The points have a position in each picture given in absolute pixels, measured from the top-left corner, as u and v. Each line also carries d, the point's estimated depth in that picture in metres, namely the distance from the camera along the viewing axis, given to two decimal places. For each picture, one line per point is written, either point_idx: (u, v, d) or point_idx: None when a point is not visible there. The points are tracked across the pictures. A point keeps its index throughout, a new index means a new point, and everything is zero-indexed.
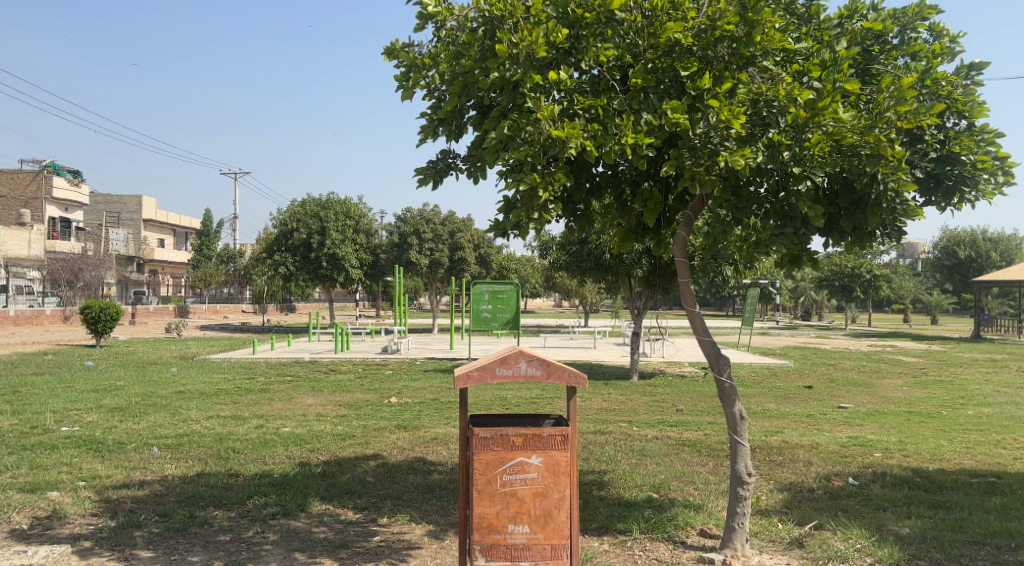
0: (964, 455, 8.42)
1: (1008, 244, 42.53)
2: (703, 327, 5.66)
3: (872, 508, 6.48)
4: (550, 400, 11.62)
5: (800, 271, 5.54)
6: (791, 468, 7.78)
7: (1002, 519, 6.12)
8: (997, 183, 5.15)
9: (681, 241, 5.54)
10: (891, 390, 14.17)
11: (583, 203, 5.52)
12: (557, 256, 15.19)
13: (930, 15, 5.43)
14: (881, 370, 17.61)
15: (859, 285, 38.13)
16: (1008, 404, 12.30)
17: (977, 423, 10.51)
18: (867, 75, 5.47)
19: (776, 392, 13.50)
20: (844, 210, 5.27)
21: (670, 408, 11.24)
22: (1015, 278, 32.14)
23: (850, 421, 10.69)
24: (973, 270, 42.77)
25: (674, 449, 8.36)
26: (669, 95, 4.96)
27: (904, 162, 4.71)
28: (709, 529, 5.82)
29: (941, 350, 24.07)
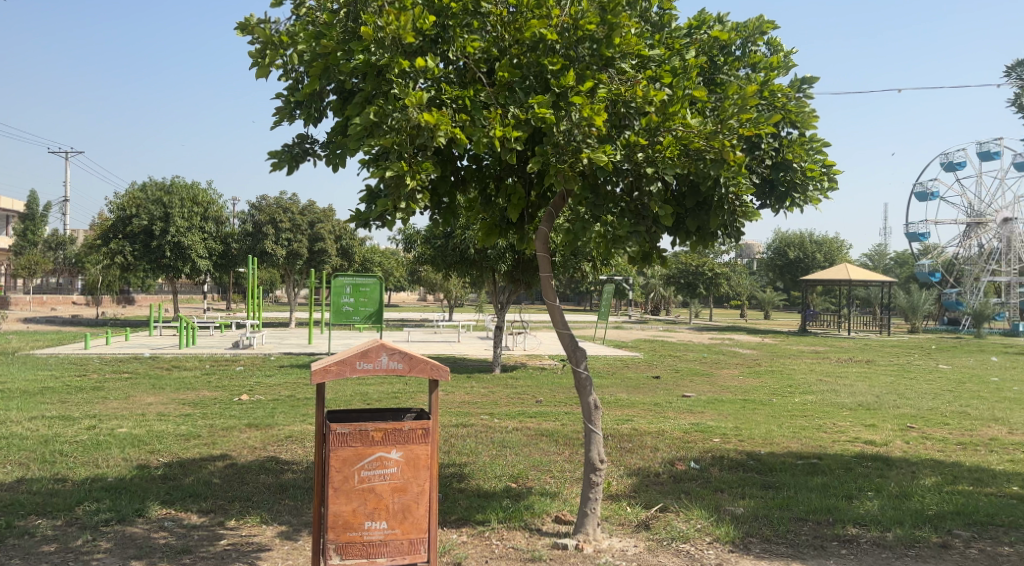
0: (791, 439, 9.18)
1: (831, 246, 46.71)
2: (562, 320, 5.78)
3: (711, 490, 6.92)
4: (411, 394, 11.53)
5: (651, 268, 5.77)
6: (639, 454, 8.16)
7: (823, 496, 6.72)
8: (823, 189, 5.63)
9: (542, 236, 5.61)
10: (729, 380, 15.22)
11: (448, 195, 5.49)
12: (421, 250, 15.02)
13: (767, 30, 5.82)
14: (721, 361, 18.90)
15: (703, 282, 40.60)
16: (827, 391, 13.57)
17: (803, 409, 11.48)
18: (713, 83, 5.78)
19: (628, 382, 14.13)
20: (690, 210, 5.54)
21: (530, 400, 11.47)
22: (836, 278, 35.29)
23: (693, 408, 11.38)
24: (801, 270, 46.68)
25: (533, 440, 8.53)
26: (534, 90, 5.04)
27: (744, 168, 5.04)
28: (563, 515, 5.97)
29: (771, 343, 26.15)
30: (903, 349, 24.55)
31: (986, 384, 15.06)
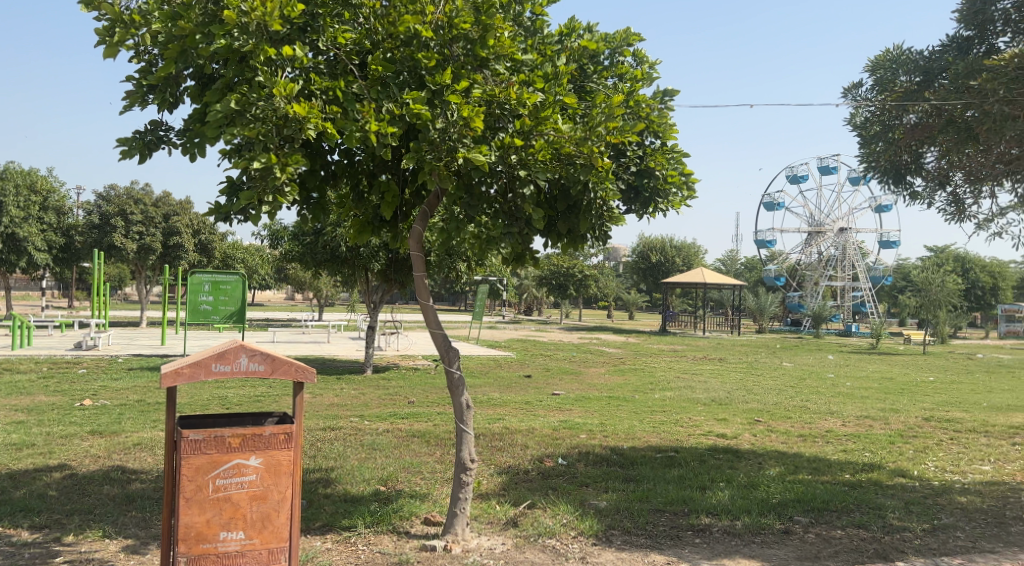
0: (652, 434, 9.59)
1: (689, 250, 49.05)
2: (435, 319, 5.73)
3: (577, 485, 7.10)
4: (275, 397, 11.08)
5: (523, 269, 5.83)
6: (509, 452, 8.24)
7: (680, 488, 7.05)
8: (683, 197, 5.90)
9: (416, 236, 5.54)
10: (596, 377, 15.72)
11: (317, 190, 5.30)
12: (288, 247, 14.45)
13: (634, 42, 6.04)
14: (589, 360, 19.49)
15: (572, 283, 41.66)
16: (685, 388, 14.29)
17: (663, 405, 12.02)
18: (582, 91, 5.92)
19: (499, 381, 14.27)
20: (561, 214, 5.66)
21: (401, 401, 11.33)
22: (695, 280, 37.25)
23: (562, 406, 11.64)
24: (663, 273, 48.84)
25: (403, 441, 8.42)
26: (408, 87, 4.97)
27: (612, 174, 5.20)
28: (432, 517, 5.93)
29: (635, 342, 27.29)
30: (753, 347, 26.32)
31: (824, 379, 16.40)
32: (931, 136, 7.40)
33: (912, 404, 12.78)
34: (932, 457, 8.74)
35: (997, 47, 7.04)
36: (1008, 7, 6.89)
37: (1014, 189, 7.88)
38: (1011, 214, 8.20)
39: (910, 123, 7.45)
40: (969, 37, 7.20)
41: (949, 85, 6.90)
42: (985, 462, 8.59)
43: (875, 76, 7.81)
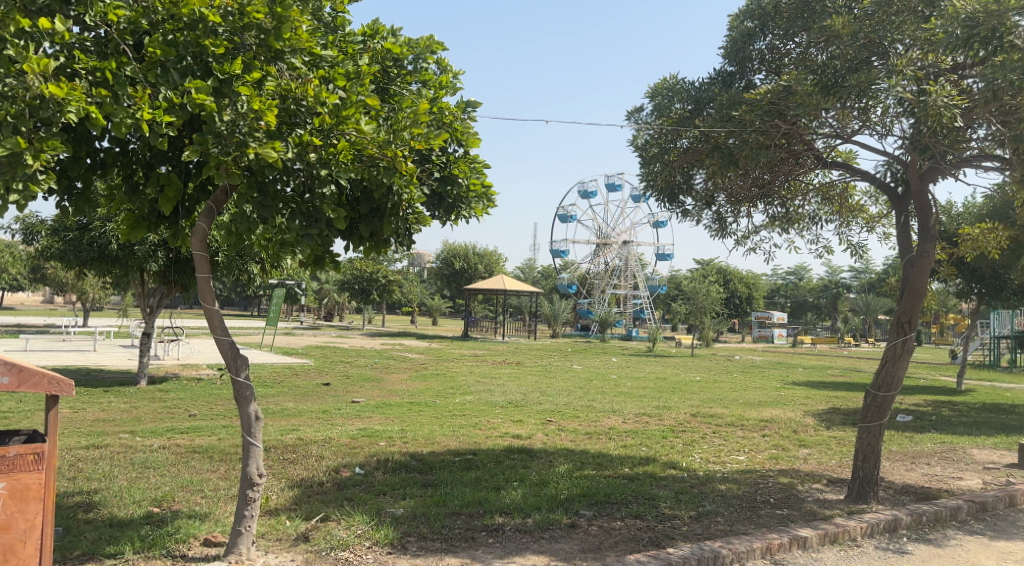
0: (451, 438, 9.65)
1: (491, 258, 50.16)
2: (221, 325, 5.36)
3: (373, 494, 6.96)
4: (27, 414, 9.75)
5: (322, 272, 5.61)
6: (302, 464, 7.90)
7: (476, 490, 7.15)
8: (486, 205, 6.01)
9: (200, 234, 5.17)
10: (397, 384, 15.58)
11: (82, 180, 4.74)
12: (46, 244, 12.82)
13: (437, 50, 6.04)
14: (390, 366, 19.29)
15: (375, 288, 41.02)
16: (484, 392, 14.60)
17: (462, 409, 12.17)
18: (385, 94, 5.81)
19: (293, 390, 13.67)
20: (363, 216, 5.50)
21: (182, 414, 10.47)
22: (495, 287, 38.20)
23: (360, 413, 11.38)
24: (465, 279, 49.55)
25: (182, 458, 7.78)
26: (193, 74, 4.61)
27: (415, 179, 5.16)
28: (213, 537, 5.52)
29: (438, 347, 27.47)
30: (547, 352, 27.59)
31: (609, 380, 17.51)
32: (701, 161, 8.16)
33: (684, 402, 14.02)
34: (698, 450, 9.63)
35: (755, 82, 7.92)
36: (763, 47, 7.75)
37: (765, 209, 8.90)
38: (763, 232, 9.27)
39: (682, 147, 8.16)
40: (732, 72, 8.05)
41: (715, 114, 7.64)
42: (742, 452, 9.62)
43: (654, 102, 8.47)
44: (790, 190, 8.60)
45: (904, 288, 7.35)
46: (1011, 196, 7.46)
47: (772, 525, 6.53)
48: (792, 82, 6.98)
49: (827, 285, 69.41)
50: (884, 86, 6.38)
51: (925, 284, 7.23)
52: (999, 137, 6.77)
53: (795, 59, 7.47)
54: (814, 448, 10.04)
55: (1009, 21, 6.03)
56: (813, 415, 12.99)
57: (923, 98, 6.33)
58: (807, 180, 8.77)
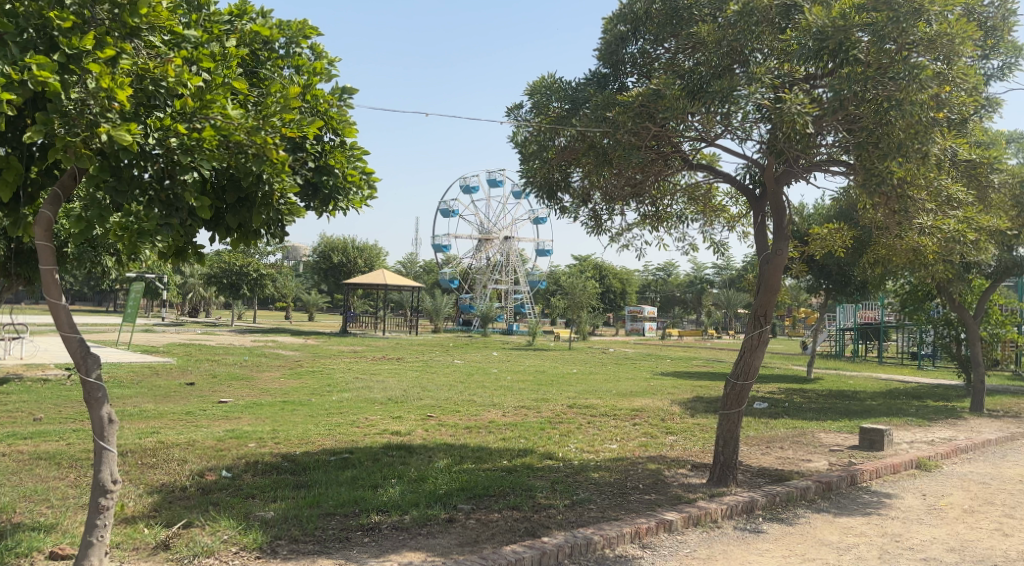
0: (325, 437, 9.40)
1: (369, 253, 49.26)
2: (69, 322, 4.95)
3: (241, 497, 6.67)
4: None
5: (186, 264, 5.28)
6: (163, 469, 7.46)
7: (351, 489, 6.99)
8: (363, 196, 5.87)
9: (44, 222, 4.75)
10: (269, 382, 15.02)
11: None
12: None
13: (310, 34, 5.83)
14: (261, 364, 18.55)
15: (246, 282, 39.31)
16: (362, 389, 14.33)
17: (338, 407, 11.88)
18: (254, 78, 5.55)
19: (154, 391, 12.87)
20: (229, 206, 5.22)
21: (25, 419, 9.62)
22: (375, 281, 37.56)
23: (228, 414, 10.88)
24: (342, 273, 48.40)
25: (25, 466, 7.14)
26: (35, 48, 4.24)
27: (287, 168, 4.97)
28: (60, 549, 5.11)
29: (313, 344, 26.69)
30: (428, 347, 27.42)
31: (489, 375, 17.64)
32: (577, 159, 8.33)
33: (561, 394, 14.34)
34: (574, 440, 9.86)
35: (627, 85, 8.17)
36: (635, 51, 8.02)
37: (637, 208, 9.23)
38: (635, 230, 9.60)
39: (560, 146, 8.31)
40: (606, 74, 8.26)
41: (590, 113, 7.81)
42: (614, 441, 9.94)
43: (533, 99, 8.53)
44: (660, 190, 8.95)
45: (761, 284, 7.82)
46: (854, 199, 8.10)
47: (642, 510, 6.78)
48: (661, 86, 7.25)
49: (694, 280, 72.95)
50: (743, 93, 6.74)
51: (779, 280, 7.72)
52: (846, 144, 7.33)
53: (665, 63, 7.81)
54: (680, 435, 10.52)
55: (853, 36, 6.53)
56: (680, 404, 13.62)
57: (779, 105, 6.74)
58: (675, 180, 9.16)
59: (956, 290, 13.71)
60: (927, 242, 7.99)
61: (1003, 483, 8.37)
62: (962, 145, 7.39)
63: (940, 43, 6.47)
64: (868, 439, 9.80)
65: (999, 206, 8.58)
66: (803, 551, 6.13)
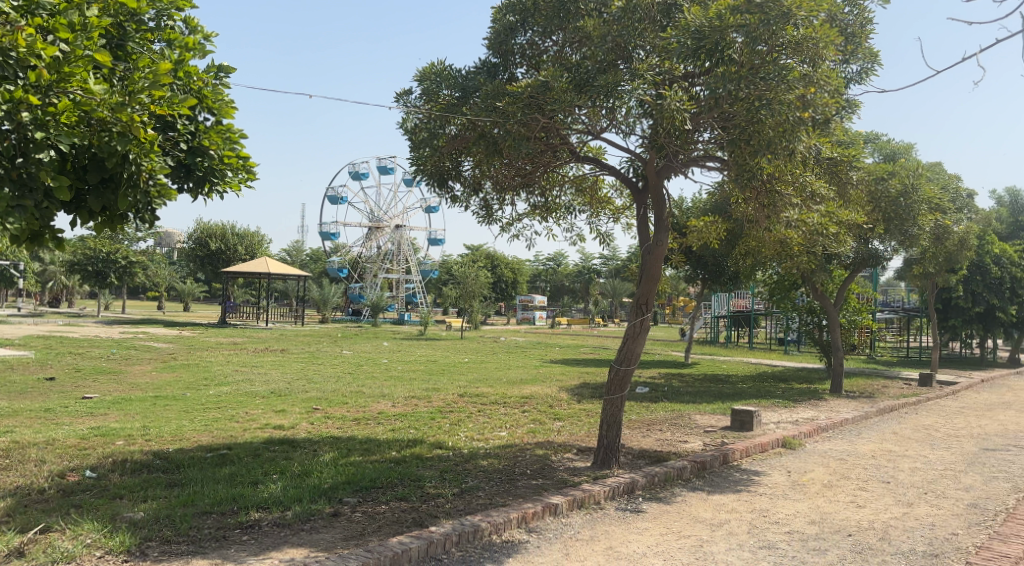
0: (202, 433, 8.98)
1: (251, 240, 47.38)
2: None
3: (107, 498, 6.28)
4: None
5: (42, 251, 4.87)
6: (18, 471, 6.90)
7: (230, 486, 6.73)
8: (240, 180, 5.62)
9: None
10: (139, 376, 14.19)
11: None
12: None
13: (183, 7, 5.52)
14: (131, 357, 17.50)
15: (113, 270, 36.90)
16: (242, 381, 13.79)
17: (216, 401, 11.39)
18: (119, 51, 5.20)
19: (8, 388, 11.88)
20: (92, 187, 4.84)
21: None
22: (257, 270, 36.17)
23: (93, 410, 10.19)
24: (221, 261, 46.29)
25: None
26: None
27: (156, 148, 4.70)
28: None
29: (189, 336, 25.42)
30: (313, 338, 26.69)
31: (377, 365, 17.41)
32: (468, 148, 8.23)
33: (450, 383, 14.35)
34: (463, 428, 9.89)
35: (517, 75, 8.21)
36: (523, 41, 8.09)
37: (527, 198, 9.31)
38: (525, 220, 9.68)
39: (451, 134, 8.17)
40: (496, 63, 8.25)
41: (480, 103, 7.78)
42: (503, 428, 10.04)
43: (423, 86, 8.37)
44: (548, 181, 9.06)
45: (642, 274, 8.10)
46: (727, 193, 8.50)
47: (528, 495, 6.89)
48: (549, 77, 7.30)
49: (582, 270, 74.62)
50: (627, 88, 6.94)
51: (659, 270, 8.02)
52: (721, 141, 7.68)
53: (553, 56, 7.92)
54: (567, 420, 10.76)
55: (728, 36, 6.82)
56: (567, 390, 13.94)
57: (660, 102, 6.96)
58: (563, 172, 9.30)
59: (819, 280, 14.68)
60: (793, 235, 8.52)
61: (858, 458, 9.06)
62: (824, 144, 7.90)
63: (805, 46, 6.95)
64: (739, 420, 10.37)
65: (856, 202, 9.24)
66: (679, 528, 6.41)
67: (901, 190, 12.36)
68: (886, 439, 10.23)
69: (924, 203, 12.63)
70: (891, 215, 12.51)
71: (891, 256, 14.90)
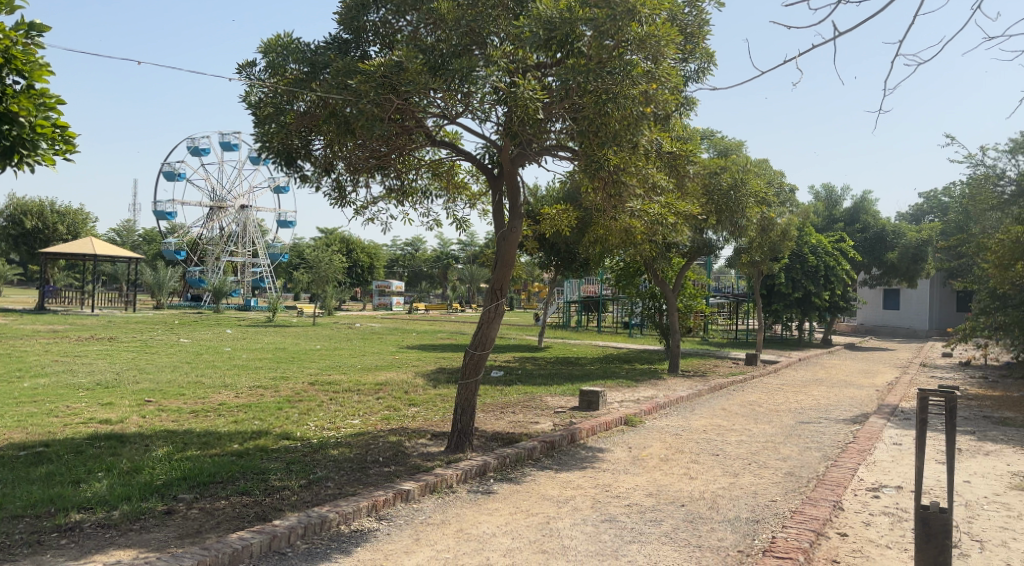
0: (14, 429, 8.15)
1: (74, 218, 43.43)
2: None
3: None
4: None
5: None
6: None
7: (46, 487, 6.16)
8: (57, 151, 5.13)
9: None
10: None
11: None
12: None
13: None
14: None
15: None
16: (64, 372, 12.66)
17: (32, 394, 10.38)
18: None
19: None
20: None
21: None
22: (82, 251, 33.23)
23: None
24: (39, 241, 42.09)
25: None
26: None
27: None
28: None
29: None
30: (147, 325, 24.95)
31: (220, 353, 16.55)
32: (317, 126, 8.04)
33: (299, 371, 13.89)
34: (312, 417, 9.61)
35: (369, 54, 8.01)
36: (376, 20, 7.89)
37: (382, 181, 9.13)
38: (380, 203, 9.49)
39: (300, 110, 7.94)
40: (348, 40, 8.02)
41: (330, 80, 7.52)
42: (355, 415, 9.85)
43: (268, 58, 7.95)
44: (404, 164, 8.91)
45: (497, 260, 8.19)
46: (578, 183, 8.75)
47: (379, 482, 6.81)
48: (404, 58, 7.16)
49: (439, 256, 74.42)
50: (482, 75, 6.98)
51: (513, 255, 8.15)
52: (571, 132, 7.88)
53: (405, 36, 7.79)
54: (421, 406, 10.73)
55: (577, 30, 7.02)
56: (421, 376, 13.91)
57: (513, 89, 7.05)
58: (419, 155, 9.20)
59: (660, 267, 15.48)
60: (638, 224, 8.93)
61: (692, 433, 9.68)
62: (665, 139, 8.33)
63: (649, 44, 7.19)
64: (586, 401, 10.77)
65: (692, 193, 9.82)
66: (527, 507, 6.56)
67: (732, 184, 13.26)
68: (717, 415, 11.00)
69: (751, 196, 13.61)
70: (723, 207, 13.41)
71: (723, 245, 15.98)
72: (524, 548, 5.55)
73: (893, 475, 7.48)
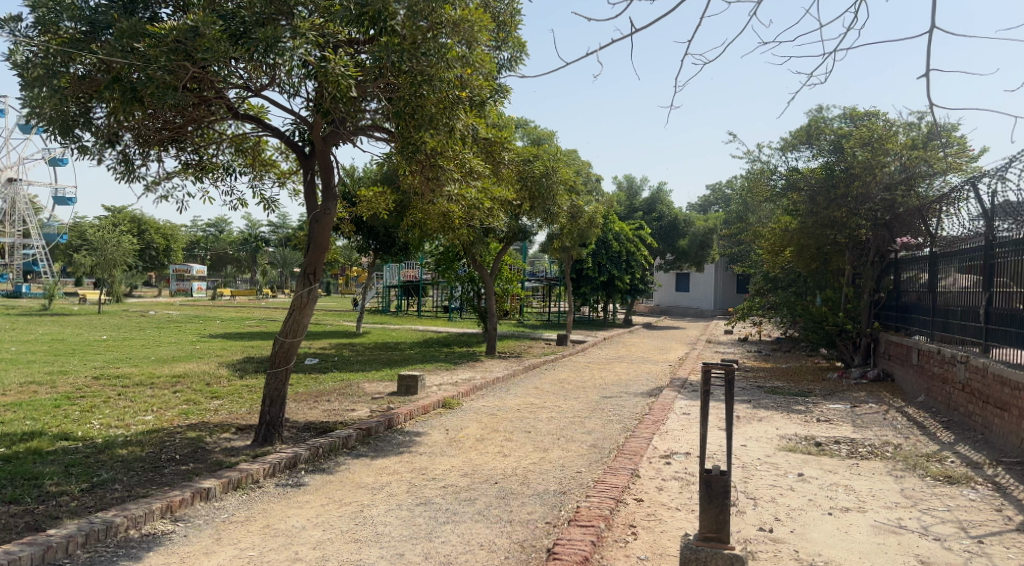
0: None
1: None
2: None
3: None
4: None
5: None
6: None
7: None
8: None
9: None
10: None
11: None
12: None
13: None
14: None
15: None
16: None
17: None
18: None
19: None
20: None
21: None
22: None
23: None
24: None
25: None
26: None
27: None
28: None
29: None
30: None
31: None
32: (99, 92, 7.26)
33: (83, 365, 12.59)
34: (98, 415, 8.74)
35: (160, 16, 7.36)
36: None
37: (177, 154, 8.42)
38: (176, 179, 8.77)
39: (77, 74, 7.12)
40: None
41: (113, 42, 6.77)
42: (148, 411, 9.10)
43: (36, 14, 7.04)
44: (203, 138, 8.29)
45: (310, 242, 7.86)
46: (394, 165, 8.60)
47: (175, 482, 6.33)
48: (200, 23, 6.62)
49: (248, 239, 70.55)
50: (288, 45, 6.54)
51: (328, 238, 7.86)
52: (385, 112, 7.68)
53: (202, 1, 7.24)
54: (226, 398, 10.13)
55: (390, 7, 6.88)
56: (226, 366, 13.14)
57: (323, 64, 6.77)
58: (220, 129, 8.60)
59: (477, 252, 15.68)
60: (455, 207, 9.00)
61: (506, 412, 9.94)
62: (481, 125, 8.41)
63: (462, 28, 7.22)
64: (404, 385, 10.71)
65: (507, 179, 10.04)
66: (340, 497, 6.41)
67: (543, 171, 13.69)
68: (530, 394, 11.38)
69: (560, 184, 14.13)
70: (535, 194, 13.84)
71: (536, 231, 16.49)
72: (336, 538, 5.43)
73: (683, 442, 8.16)
